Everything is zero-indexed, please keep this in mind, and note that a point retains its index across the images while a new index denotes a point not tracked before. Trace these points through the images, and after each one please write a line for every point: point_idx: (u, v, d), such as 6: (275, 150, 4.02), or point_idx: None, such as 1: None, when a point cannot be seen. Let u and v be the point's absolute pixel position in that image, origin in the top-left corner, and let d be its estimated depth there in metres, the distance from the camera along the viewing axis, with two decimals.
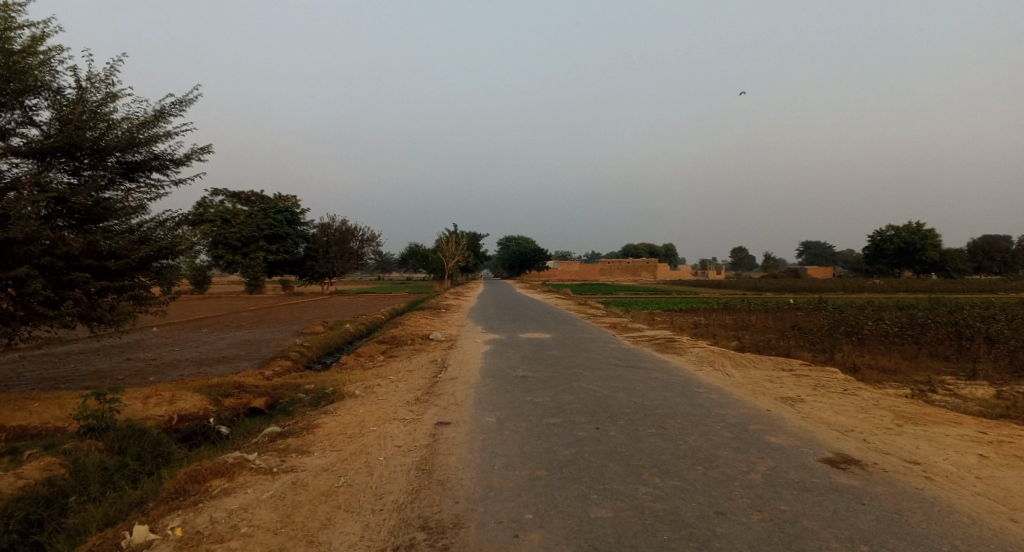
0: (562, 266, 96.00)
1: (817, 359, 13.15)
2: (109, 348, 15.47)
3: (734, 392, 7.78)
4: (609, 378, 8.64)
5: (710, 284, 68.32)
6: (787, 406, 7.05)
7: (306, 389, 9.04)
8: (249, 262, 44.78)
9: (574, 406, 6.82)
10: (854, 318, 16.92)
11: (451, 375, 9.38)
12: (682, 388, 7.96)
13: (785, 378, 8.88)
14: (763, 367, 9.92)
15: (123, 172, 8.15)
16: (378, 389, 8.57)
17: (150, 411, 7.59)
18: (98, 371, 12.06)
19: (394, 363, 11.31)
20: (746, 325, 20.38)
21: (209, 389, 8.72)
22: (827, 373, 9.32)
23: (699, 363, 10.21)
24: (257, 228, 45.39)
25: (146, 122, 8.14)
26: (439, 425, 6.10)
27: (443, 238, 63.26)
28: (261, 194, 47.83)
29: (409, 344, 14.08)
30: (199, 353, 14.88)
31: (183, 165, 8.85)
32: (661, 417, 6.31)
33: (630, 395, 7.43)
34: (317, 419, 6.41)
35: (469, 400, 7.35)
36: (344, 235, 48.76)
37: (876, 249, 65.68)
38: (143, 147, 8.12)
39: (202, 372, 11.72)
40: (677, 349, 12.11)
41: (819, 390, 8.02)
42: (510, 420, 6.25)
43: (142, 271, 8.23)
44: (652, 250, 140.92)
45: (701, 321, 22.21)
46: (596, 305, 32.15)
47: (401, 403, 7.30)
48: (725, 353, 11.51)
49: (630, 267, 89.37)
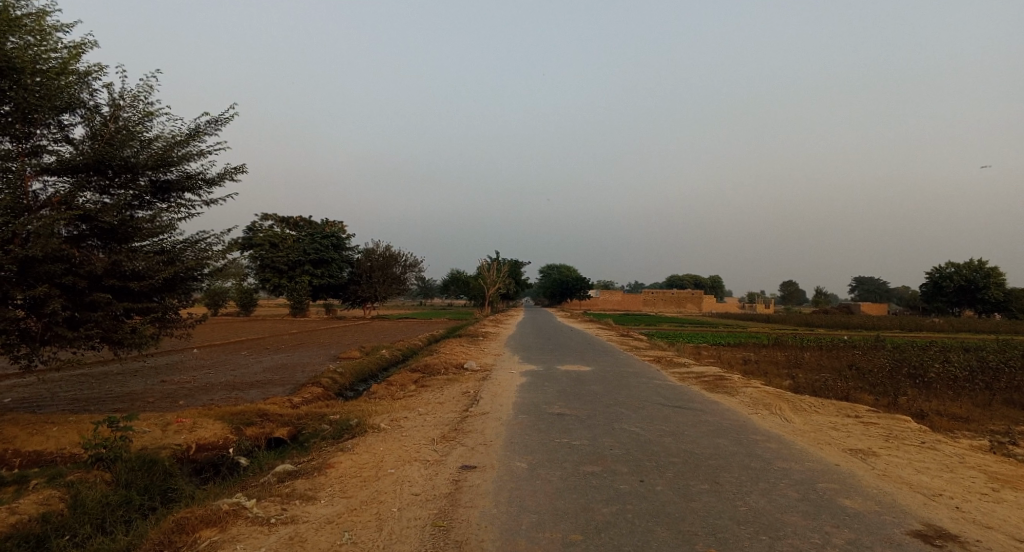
0: (603, 296, 94.61)
1: (882, 402, 11.92)
2: (148, 370, 15.61)
3: (794, 441, 6.87)
4: (653, 420, 7.85)
5: (757, 317, 65.78)
6: (859, 460, 6.11)
7: (330, 420, 8.63)
8: (295, 285, 45.72)
9: (614, 452, 6.09)
10: (920, 360, 15.46)
11: (481, 409, 8.80)
12: (736, 434, 7.10)
13: (852, 426, 7.88)
14: (826, 412, 8.91)
15: (154, 191, 8.08)
16: (404, 422, 8.07)
17: (168, 439, 7.28)
18: (133, 393, 12.03)
19: (424, 393, 10.79)
20: (799, 363, 19.03)
21: (232, 417, 8.41)
22: (899, 422, 8.25)
23: (752, 405, 9.28)
24: (303, 252, 46.46)
25: (180, 140, 8.10)
26: (462, 469, 5.49)
27: (483, 264, 63.48)
28: (309, 219, 49.17)
29: (441, 373, 13.60)
30: (234, 377, 14.81)
31: (215, 183, 8.76)
32: (713, 469, 5.52)
33: (677, 441, 6.63)
34: (332, 456, 5.92)
35: (499, 439, 6.73)
36: (386, 260, 49.31)
37: (934, 286, 61.84)
38: (176, 165, 8.06)
39: (233, 398, 11.51)
40: (727, 388, 11.17)
41: (894, 442, 7.01)
42: (542, 466, 5.60)
43: (170, 292, 8.08)
44: (696, 281, 137.82)
45: (750, 357, 20.93)
46: (637, 336, 31.02)
47: (425, 440, 6.75)
48: (780, 394, 10.51)
49: (673, 298, 87.35)
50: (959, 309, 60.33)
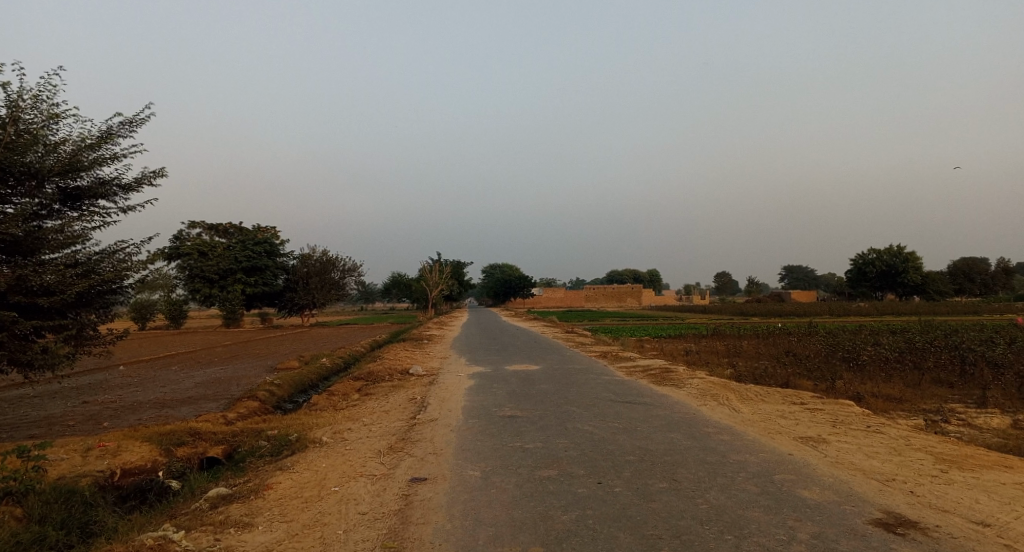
0: (547, 294, 95.44)
1: (820, 387, 12.45)
2: (60, 390, 14.24)
3: (746, 432, 6.98)
4: (606, 417, 7.79)
5: (695, 308, 68.27)
6: (811, 449, 6.25)
7: (268, 436, 8.05)
8: (227, 294, 43.32)
9: (570, 453, 5.96)
10: (850, 344, 16.29)
11: (430, 416, 8.47)
12: (688, 427, 7.14)
13: (800, 414, 8.12)
14: (771, 400, 9.16)
15: (61, 199, 7.22)
16: (348, 434, 7.64)
17: (88, 466, 6.36)
18: (42, 417, 10.89)
19: (369, 402, 10.33)
20: (738, 351, 19.74)
21: (159, 437, 7.62)
22: (842, 407, 8.59)
23: (701, 397, 9.43)
24: (234, 260, 44.08)
25: (91, 143, 7.28)
26: (413, 482, 5.18)
27: (426, 267, 62.52)
28: (239, 226, 46.69)
29: (386, 379, 13.12)
30: (160, 394, 13.72)
31: (132, 190, 7.98)
32: (670, 466, 5.48)
33: (631, 438, 6.58)
34: (271, 476, 5.46)
35: (450, 447, 6.45)
36: (325, 265, 47.60)
37: (858, 272, 65.97)
38: (87, 171, 7.24)
39: (160, 417, 10.63)
40: (674, 380, 11.33)
41: (841, 428, 7.25)
42: (496, 473, 5.38)
43: (85, 307, 7.29)
44: (635, 276, 141.61)
45: (692, 348, 21.51)
46: (582, 332, 31.35)
47: (371, 452, 6.36)
48: (726, 384, 10.76)
49: (615, 293, 89.27)
50: (881, 292, 64.78)
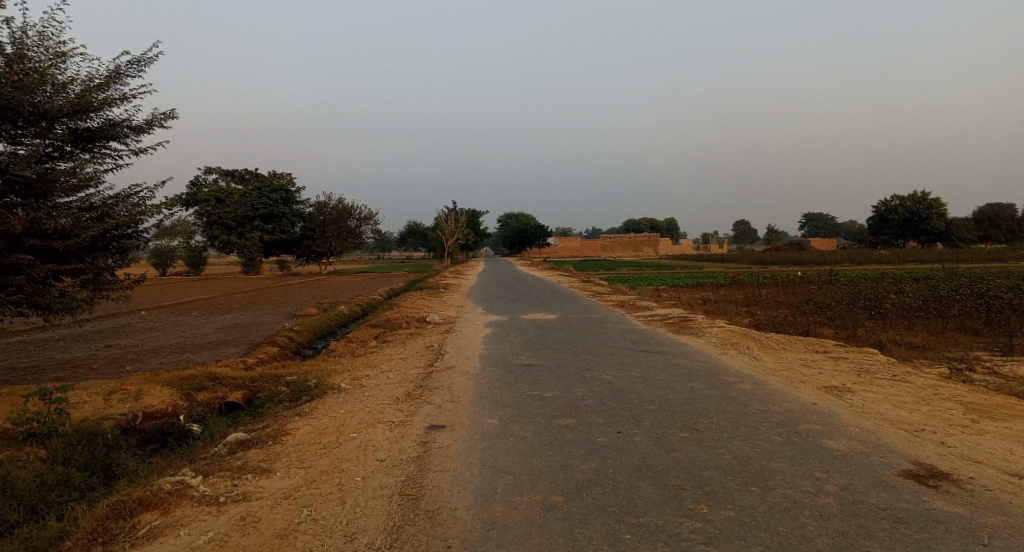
0: (563, 243, 94.91)
1: (841, 336, 12.24)
2: (86, 335, 14.54)
3: (768, 381, 6.83)
4: (624, 366, 7.68)
5: (712, 258, 67.49)
6: (836, 398, 6.10)
7: (288, 381, 8.12)
8: (245, 242, 43.66)
9: (589, 402, 5.87)
10: (873, 293, 15.95)
11: (447, 363, 8.45)
12: (709, 376, 7.00)
13: (823, 363, 7.94)
14: (793, 349, 8.97)
15: (72, 141, 7.05)
16: (367, 380, 7.66)
17: (112, 409, 6.50)
18: (69, 361, 11.13)
19: (387, 349, 10.36)
20: (757, 300, 19.44)
21: (179, 382, 7.70)
22: (867, 356, 8.39)
23: (721, 346, 9.28)
24: (251, 208, 44.20)
25: (99, 84, 7.06)
26: (431, 429, 5.15)
27: (442, 215, 62.22)
28: (256, 172, 46.56)
29: (404, 326, 13.16)
30: (182, 339, 13.93)
31: (143, 132, 7.78)
32: (691, 416, 5.36)
33: (651, 387, 6.47)
34: (290, 422, 5.47)
35: (468, 395, 6.41)
36: (341, 213, 47.55)
37: (881, 219, 64.34)
38: (97, 112, 7.04)
39: (182, 361, 10.81)
40: (694, 329, 11.17)
41: (865, 377, 7.07)
42: (515, 421, 5.32)
43: (101, 252, 7.22)
44: (653, 226, 139.88)
45: (710, 297, 21.27)
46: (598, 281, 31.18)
47: (389, 399, 6.34)
48: (746, 333, 10.58)
49: (631, 243, 88.48)
50: (903, 240, 63.30)
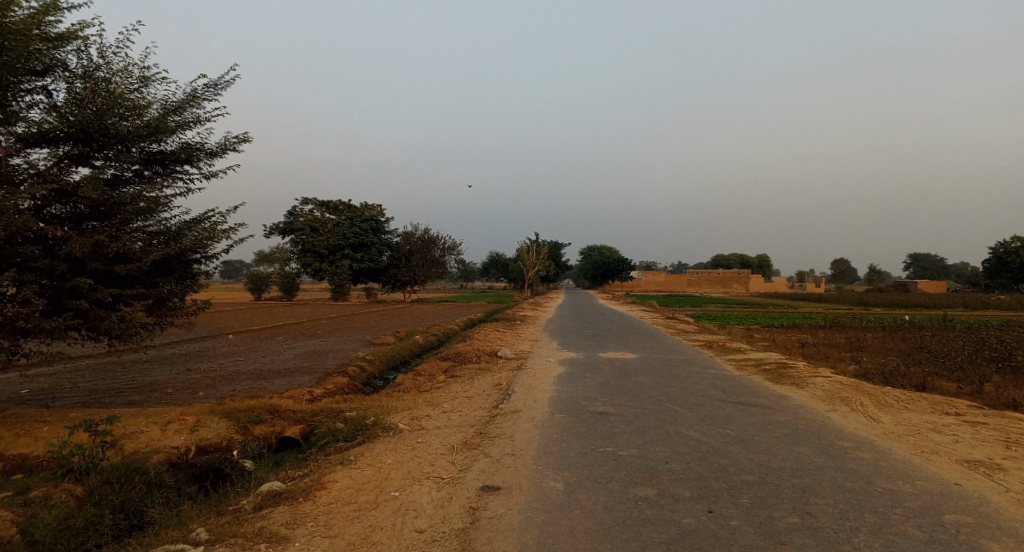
0: (646, 278, 92.00)
1: (978, 389, 10.22)
2: (178, 358, 15.33)
3: (891, 449, 5.40)
4: (714, 421, 6.60)
5: (810, 296, 62.61)
6: (983, 476, 4.57)
7: (346, 418, 7.80)
8: (335, 270, 45.86)
9: (672, 468, 4.92)
10: (1010, 343, 13.52)
11: (512, 406, 7.76)
12: (817, 439, 5.76)
13: (960, 429, 6.29)
14: (916, 409, 7.41)
15: (148, 163, 7.40)
16: (425, 422, 7.16)
17: (166, 440, 6.60)
18: (155, 383, 11.61)
19: (453, 386, 9.84)
20: (862, 345, 17.18)
21: (239, 413, 7.66)
22: (1021, 423, 6.59)
23: (829, 400, 7.89)
24: (342, 237, 46.42)
25: (175, 108, 7.38)
26: (484, 491, 4.47)
27: (522, 246, 62.36)
28: (348, 204, 49.24)
29: (473, 361, 12.69)
30: (261, 365, 14.27)
31: (215, 156, 8.06)
32: (801, 492, 4.23)
33: (747, 451, 5.37)
34: (329, 474, 5.07)
35: (529, 447, 5.68)
36: (424, 243, 48.81)
37: (998, 261, 57.05)
38: (170, 135, 7.34)
39: (257, 389, 10.92)
40: (794, 379, 9.74)
41: (1018, 450, 5.37)
42: (581, 486, 4.52)
43: (166, 275, 7.50)
44: (744, 260, 132.85)
45: (808, 340, 19.18)
46: (682, 318, 29.37)
47: (443, 448, 5.73)
48: (860, 386, 9.02)
49: (720, 278, 84.23)
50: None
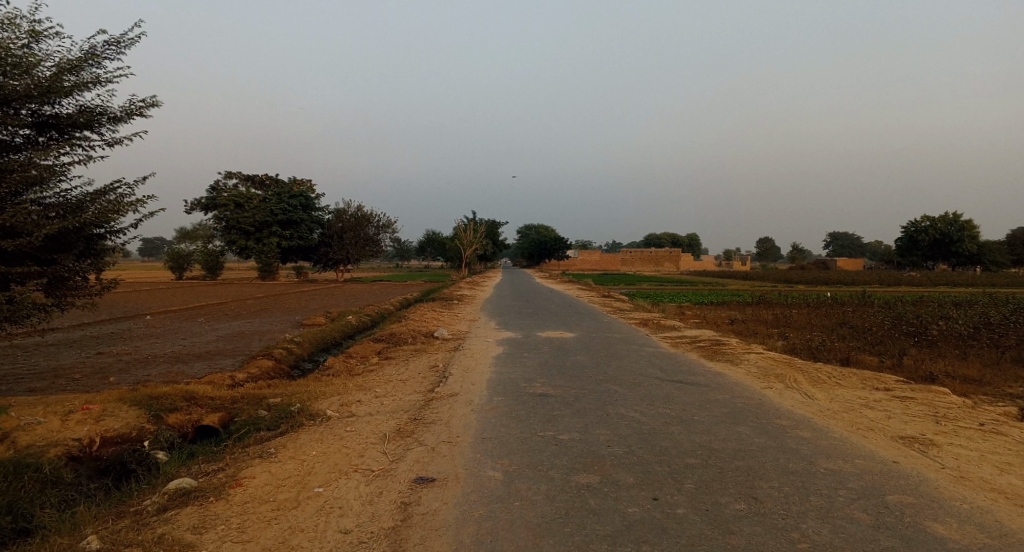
0: (582, 257, 93.57)
1: (891, 363, 10.88)
2: (84, 341, 13.94)
3: (828, 427, 5.51)
4: (654, 401, 6.57)
5: (736, 275, 65.70)
6: (917, 453, 4.72)
7: (271, 406, 7.22)
8: (263, 248, 43.50)
9: (615, 451, 4.77)
10: (917, 320, 14.54)
11: (449, 389, 7.44)
12: (757, 418, 5.81)
13: (890, 405, 6.56)
14: (848, 385, 7.70)
15: (38, 128, 6.37)
16: (358, 408, 6.72)
17: (66, 432, 5.80)
18: (53, 369, 10.42)
19: (387, 368, 9.39)
20: (787, 322, 18.02)
21: (151, 401, 6.89)
22: (941, 398, 6.97)
23: (763, 377, 8.09)
24: (271, 213, 43.95)
25: (71, 66, 6.37)
26: (418, 484, 4.14)
27: (461, 224, 61.57)
28: (276, 178, 46.60)
29: (409, 342, 12.23)
30: (179, 348, 13.18)
31: (120, 121, 7.07)
32: (744, 476, 4.19)
33: (688, 432, 5.33)
34: (247, 468, 4.58)
35: (468, 433, 5.39)
36: (359, 221, 47.02)
37: (911, 240, 61.61)
38: (65, 96, 6.33)
39: (172, 374, 10.02)
40: (728, 356, 9.98)
41: (945, 426, 5.62)
42: (522, 475, 4.28)
43: (64, 253, 6.56)
44: (674, 240, 137.87)
45: (736, 317, 19.97)
46: (618, 296, 29.85)
47: (374, 437, 5.33)
48: (791, 362, 9.34)
49: (652, 257, 86.90)
50: (932, 261, 60.75)
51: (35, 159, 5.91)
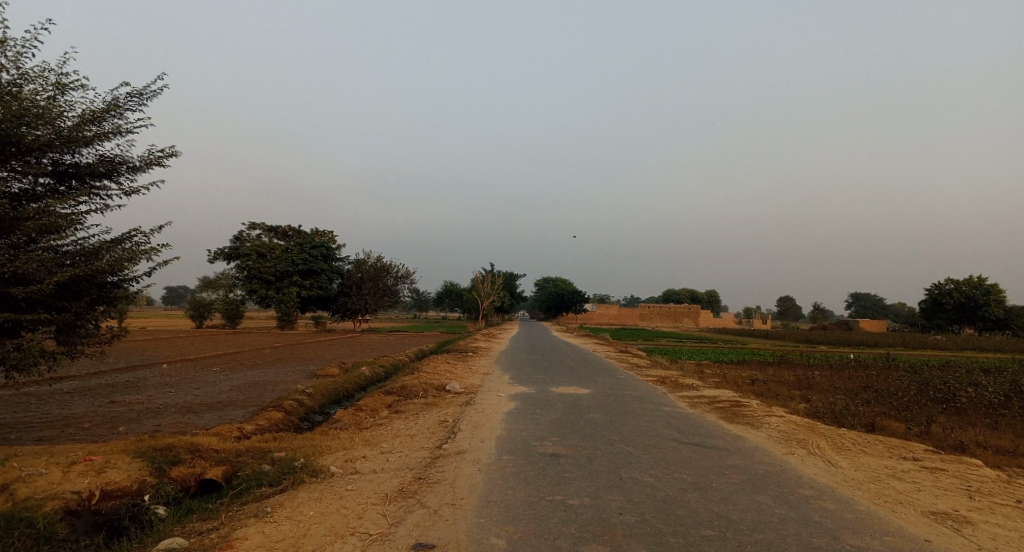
0: (600, 311, 93.02)
1: (921, 429, 10.36)
2: (100, 388, 14.01)
3: (853, 498, 5.18)
4: (669, 464, 6.27)
5: (756, 333, 64.48)
6: (951, 531, 4.38)
7: (275, 460, 7.07)
8: (283, 297, 44.09)
9: (625, 520, 4.51)
10: (946, 385, 13.94)
11: (457, 447, 7.22)
12: (777, 487, 5.49)
13: (920, 476, 6.17)
14: (874, 453, 7.31)
15: (60, 177, 6.67)
16: (362, 464, 6.53)
17: (66, 484, 5.70)
18: (66, 417, 10.42)
19: (395, 423, 9.21)
20: (810, 383, 17.44)
21: (154, 453, 6.78)
22: (975, 470, 6.55)
23: (784, 442, 7.73)
24: (292, 263, 44.78)
25: (93, 117, 6.71)
26: (415, 551, 3.93)
27: (478, 276, 61.94)
28: (299, 229, 47.77)
29: (420, 395, 12.06)
30: (191, 397, 13.15)
31: (138, 170, 7.38)
32: (764, 550, 3.90)
33: (705, 500, 5.04)
34: (241, 527, 4.41)
35: (473, 495, 5.17)
36: (377, 272, 47.61)
37: (933, 302, 60.08)
38: (87, 146, 6.66)
39: (181, 424, 9.94)
40: (747, 418, 9.60)
41: (980, 500, 5.25)
42: (526, 543, 4.05)
43: (75, 300, 6.68)
44: (693, 296, 136.76)
45: (756, 377, 19.40)
46: (635, 353, 29.35)
47: (376, 497, 5.14)
48: (813, 426, 8.94)
49: (670, 313, 85.95)
50: (958, 326, 58.88)
51: (52, 208, 6.11)
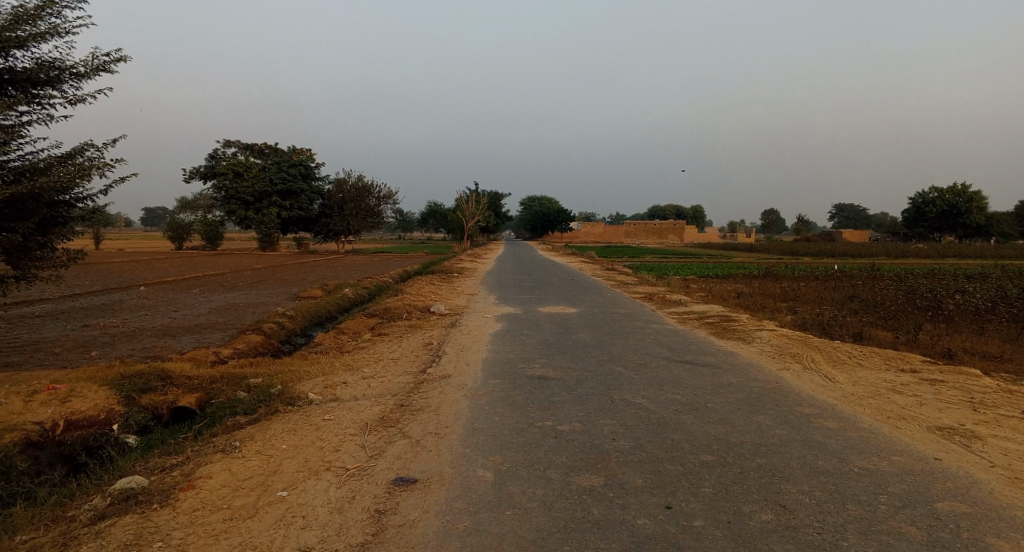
0: (586, 228, 92.64)
1: (909, 338, 10.32)
2: (72, 312, 13.47)
3: (856, 415, 4.98)
4: (662, 384, 6.04)
5: (740, 247, 64.85)
6: (961, 448, 4.19)
7: (252, 386, 6.73)
8: (262, 219, 42.83)
9: (620, 446, 4.25)
10: (934, 295, 13.90)
11: (441, 370, 6.93)
12: (775, 405, 5.28)
13: (919, 388, 6.02)
14: (870, 365, 7.18)
15: None
16: (342, 391, 6.21)
17: (25, 414, 5.32)
18: (35, 342, 9.95)
19: (378, 346, 8.89)
20: (796, 295, 17.43)
21: (121, 381, 6.38)
22: (973, 381, 6.43)
23: (778, 357, 7.56)
24: (270, 183, 43.10)
25: (26, 15, 5.71)
26: (396, 487, 3.63)
27: (462, 194, 60.58)
28: (274, 147, 45.61)
29: (404, 317, 11.75)
30: (168, 321, 12.70)
31: (83, 78, 6.47)
32: (769, 477, 3.66)
33: (701, 422, 4.80)
34: (208, 463, 4.07)
35: (458, 423, 4.87)
36: (359, 191, 46.17)
37: (916, 211, 60.43)
38: (20, 49, 5.73)
39: (156, 348, 9.55)
40: (738, 333, 9.43)
41: (984, 413, 5.10)
42: (515, 475, 3.76)
43: (22, 220, 5.96)
44: (678, 212, 136.52)
45: (742, 291, 19.36)
46: (621, 269, 29.19)
47: (355, 427, 4.82)
48: (805, 340, 8.80)
49: (656, 229, 85.86)
50: (938, 235, 60.03)
51: None
